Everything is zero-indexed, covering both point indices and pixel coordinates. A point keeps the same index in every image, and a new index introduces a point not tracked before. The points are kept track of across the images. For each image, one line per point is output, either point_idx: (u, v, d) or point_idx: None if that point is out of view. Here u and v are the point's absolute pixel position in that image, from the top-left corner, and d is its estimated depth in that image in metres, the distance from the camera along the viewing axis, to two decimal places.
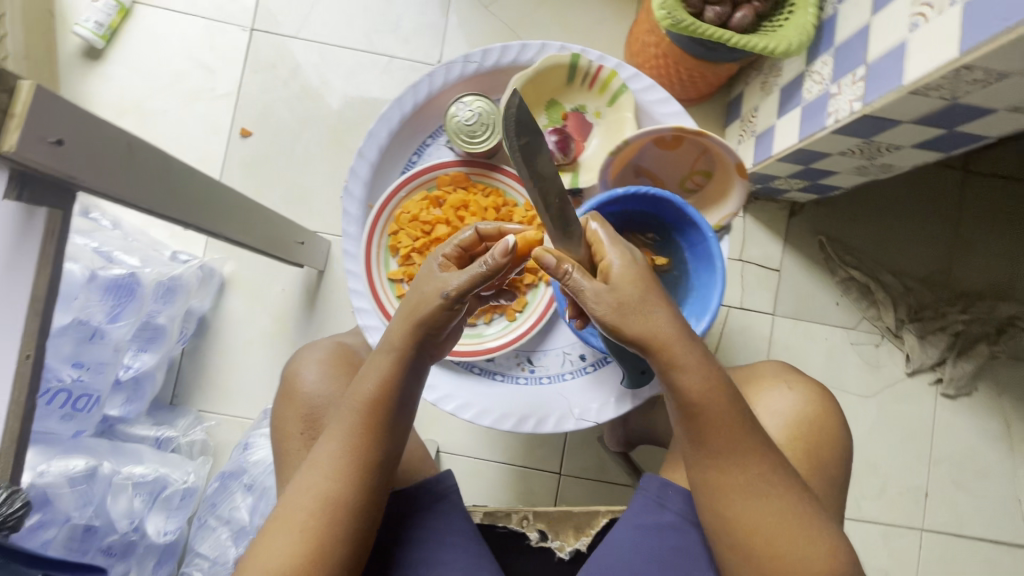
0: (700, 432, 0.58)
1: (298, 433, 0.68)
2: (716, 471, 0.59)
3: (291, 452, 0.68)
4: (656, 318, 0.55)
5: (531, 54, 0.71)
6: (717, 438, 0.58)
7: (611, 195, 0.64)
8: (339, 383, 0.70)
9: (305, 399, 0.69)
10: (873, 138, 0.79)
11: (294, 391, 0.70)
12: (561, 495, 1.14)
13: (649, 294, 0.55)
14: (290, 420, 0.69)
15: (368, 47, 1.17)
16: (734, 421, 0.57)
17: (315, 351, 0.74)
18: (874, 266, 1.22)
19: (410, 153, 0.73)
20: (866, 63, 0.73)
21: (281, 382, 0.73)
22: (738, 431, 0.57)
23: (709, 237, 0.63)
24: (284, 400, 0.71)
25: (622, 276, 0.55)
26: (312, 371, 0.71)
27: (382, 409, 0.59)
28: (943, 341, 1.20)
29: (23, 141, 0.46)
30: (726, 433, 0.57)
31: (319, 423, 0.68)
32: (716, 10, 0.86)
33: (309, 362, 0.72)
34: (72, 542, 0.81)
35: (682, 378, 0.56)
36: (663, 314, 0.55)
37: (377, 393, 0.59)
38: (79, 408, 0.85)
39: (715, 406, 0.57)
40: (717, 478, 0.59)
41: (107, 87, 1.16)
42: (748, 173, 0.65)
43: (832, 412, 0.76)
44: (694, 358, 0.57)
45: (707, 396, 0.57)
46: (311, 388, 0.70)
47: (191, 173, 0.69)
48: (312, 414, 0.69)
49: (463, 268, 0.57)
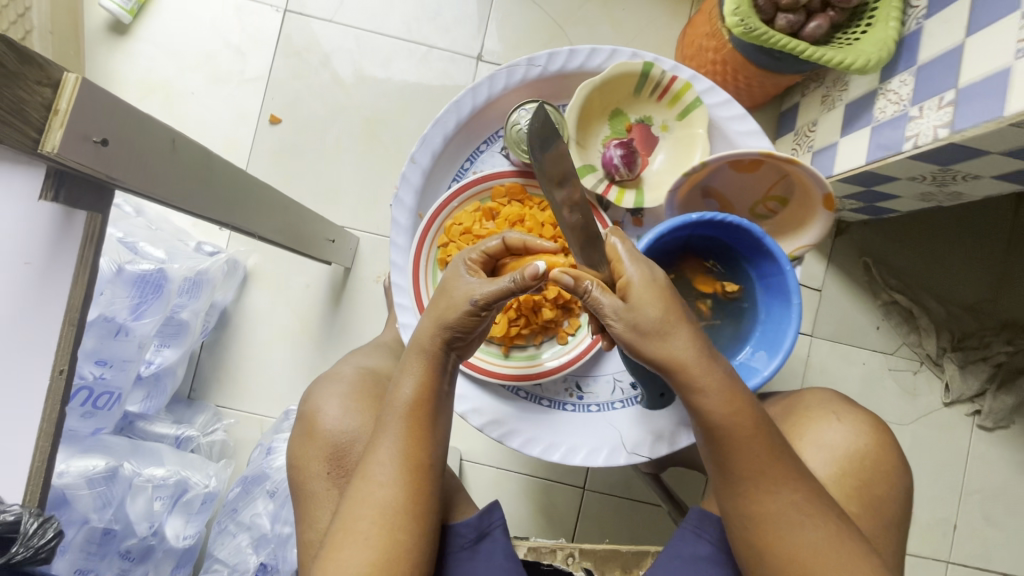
0: (731, 455, 0.54)
1: (326, 473, 0.63)
2: (746, 498, 0.54)
3: (321, 492, 0.63)
4: (671, 338, 0.53)
5: (601, 60, 0.66)
6: (746, 462, 0.53)
7: (686, 219, 0.59)
8: (359, 415, 0.65)
9: (329, 436, 0.64)
10: (951, 166, 0.74)
11: (315, 430, 0.65)
12: (583, 510, 1.10)
13: (670, 314, 0.53)
14: (315, 460, 0.64)
15: (406, 35, 1.11)
16: (764, 442, 0.53)
17: (335, 385, 0.68)
18: (919, 292, 1.16)
19: (463, 161, 0.69)
20: (957, 86, 0.67)
21: (300, 421, 0.67)
22: (773, 452, 0.53)
23: (787, 270, 0.60)
24: (304, 439, 0.65)
25: (642, 293, 0.53)
26: (334, 408, 0.66)
27: (428, 410, 0.56)
28: (984, 371, 1.14)
29: (67, 142, 0.42)
30: (757, 455, 0.53)
31: (348, 460, 0.63)
32: (789, 18, 0.81)
33: (330, 397, 0.67)
34: (90, 544, 0.80)
35: (703, 399, 0.53)
36: (682, 332, 0.53)
37: (419, 395, 0.56)
38: (100, 406, 0.81)
39: (741, 425, 0.53)
40: (752, 506, 0.54)
41: (133, 65, 1.11)
42: (836, 205, 0.61)
43: (889, 446, 0.62)
44: (715, 378, 0.53)
45: (733, 415, 0.53)
46: (332, 426, 0.65)
47: (232, 169, 0.64)
48: (337, 452, 0.64)
49: (493, 280, 0.54)
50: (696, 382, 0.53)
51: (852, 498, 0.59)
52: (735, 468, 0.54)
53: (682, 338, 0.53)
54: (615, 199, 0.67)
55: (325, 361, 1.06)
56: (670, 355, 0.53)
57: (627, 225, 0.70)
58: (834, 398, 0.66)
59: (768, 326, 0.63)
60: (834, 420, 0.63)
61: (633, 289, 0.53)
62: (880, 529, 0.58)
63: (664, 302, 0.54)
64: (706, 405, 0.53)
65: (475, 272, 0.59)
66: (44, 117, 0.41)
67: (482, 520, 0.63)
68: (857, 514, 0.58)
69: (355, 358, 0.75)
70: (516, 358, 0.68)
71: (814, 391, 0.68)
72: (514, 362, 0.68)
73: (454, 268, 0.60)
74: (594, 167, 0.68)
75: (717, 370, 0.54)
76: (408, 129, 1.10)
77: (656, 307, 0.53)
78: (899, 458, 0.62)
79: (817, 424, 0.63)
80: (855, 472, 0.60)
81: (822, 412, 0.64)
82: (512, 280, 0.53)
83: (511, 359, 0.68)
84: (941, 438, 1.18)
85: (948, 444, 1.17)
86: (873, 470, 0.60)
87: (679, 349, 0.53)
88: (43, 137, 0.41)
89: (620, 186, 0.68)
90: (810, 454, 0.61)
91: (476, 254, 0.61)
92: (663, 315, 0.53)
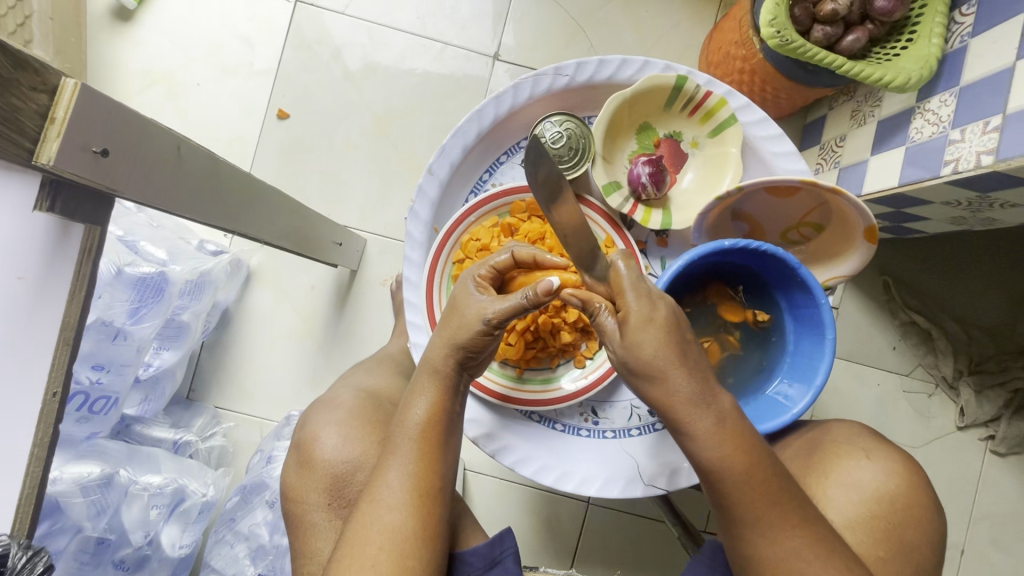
0: (726, 498, 0.49)
1: (326, 504, 0.61)
2: (744, 542, 0.50)
3: (321, 524, 0.60)
4: (669, 378, 0.48)
5: (632, 71, 0.64)
6: (741, 507, 0.49)
7: (718, 246, 0.56)
8: (359, 442, 0.63)
9: (327, 466, 0.62)
10: (991, 194, 0.70)
11: (313, 461, 0.63)
12: (587, 525, 1.02)
13: (666, 353, 0.48)
14: (313, 490, 0.62)
15: (420, 31, 1.07)
16: (767, 485, 0.48)
17: (332, 412, 0.66)
18: (939, 311, 1.04)
19: (482, 172, 0.68)
20: (1004, 112, 0.64)
21: (297, 450, 0.65)
22: (777, 495, 0.48)
23: (822, 303, 0.56)
24: (301, 470, 0.63)
25: (639, 329, 0.48)
26: (331, 437, 0.64)
27: (440, 433, 0.54)
28: (1001, 398, 1.01)
29: (64, 152, 0.39)
30: (758, 499, 0.48)
31: (349, 491, 0.61)
32: (825, 30, 0.77)
33: (327, 425, 0.65)
34: (83, 554, 0.77)
35: (695, 442, 0.49)
36: (680, 373, 0.48)
37: (431, 417, 0.53)
38: (96, 411, 0.78)
39: (739, 469, 0.48)
40: (748, 549, 0.50)
41: (138, 53, 1.07)
42: (878, 238, 0.58)
43: (920, 487, 0.58)
44: (711, 420, 0.48)
45: (732, 458, 0.48)
46: (331, 454, 0.62)
47: (241, 175, 0.61)
48: (337, 483, 0.61)
49: (504, 296, 0.51)
50: (690, 423, 0.48)
51: (880, 541, 0.55)
52: (734, 512, 0.49)
53: (682, 379, 0.48)
54: (641, 219, 0.64)
55: (329, 364, 1.03)
56: (665, 395, 0.49)
57: (651, 244, 0.68)
58: (861, 433, 0.62)
59: (797, 359, 0.61)
60: (863, 459, 0.59)
61: (631, 324, 0.48)
62: None
63: (664, 339, 0.48)
64: (703, 448, 0.49)
65: (485, 289, 0.56)
66: (40, 125, 0.38)
67: (492, 548, 0.60)
68: (883, 558, 0.54)
69: (354, 380, 0.73)
70: (532, 382, 0.66)
71: (842, 423, 0.64)
72: (529, 386, 0.65)
73: (463, 284, 0.56)
74: (619, 184, 0.65)
75: (716, 412, 0.49)
76: (419, 129, 1.06)
77: (657, 346, 0.48)
78: (931, 498, 0.59)
79: (844, 462, 0.59)
80: (886, 518, 0.56)
81: (849, 449, 0.60)
82: (525, 296, 0.50)
83: (526, 382, 0.66)
84: (956, 467, 1.04)
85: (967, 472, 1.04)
86: (903, 514, 0.56)
87: (679, 389, 0.48)
88: (39, 147, 0.38)
89: (646, 205, 0.65)
90: (835, 493, 0.58)
91: (484, 270, 0.57)
92: (658, 354, 0.48)
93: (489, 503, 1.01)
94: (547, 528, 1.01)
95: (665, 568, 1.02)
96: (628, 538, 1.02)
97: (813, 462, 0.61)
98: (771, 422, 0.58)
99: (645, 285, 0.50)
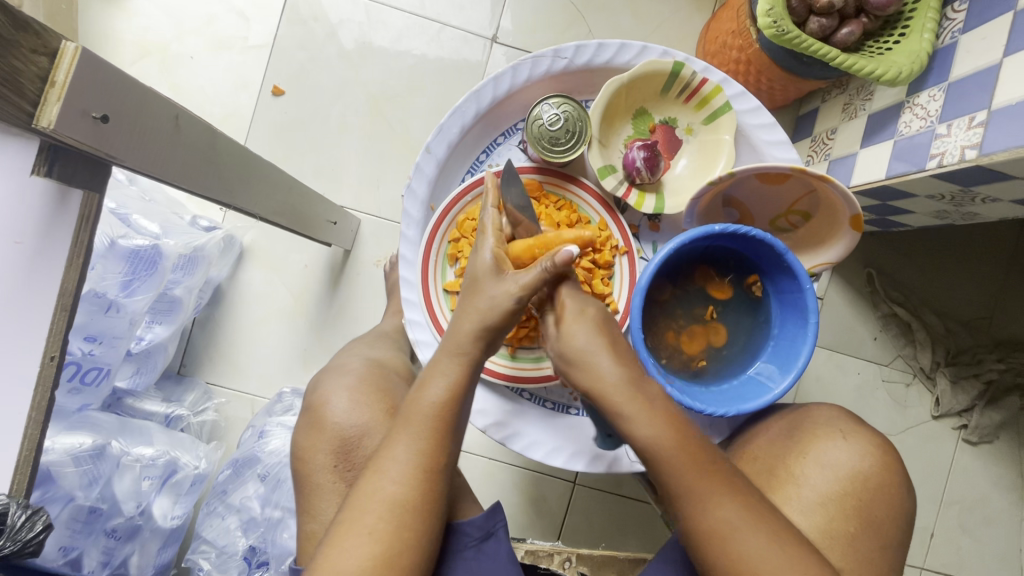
0: (663, 477, 0.52)
1: (332, 466, 0.64)
2: (684, 518, 0.52)
3: (326, 485, 0.63)
4: (597, 363, 0.54)
5: (630, 56, 0.65)
6: (675, 481, 0.52)
7: (708, 230, 0.58)
8: (368, 408, 0.65)
9: (337, 428, 0.64)
10: (973, 188, 0.71)
11: (323, 422, 0.65)
12: (572, 505, 1.04)
13: (598, 340, 0.54)
14: (322, 451, 0.64)
15: (419, 10, 1.06)
16: (699, 459, 0.52)
17: (344, 375, 0.68)
18: (919, 304, 1.07)
19: (479, 153, 0.69)
20: (990, 108, 0.65)
21: (306, 413, 0.67)
22: (706, 468, 0.52)
23: (807, 289, 0.58)
24: (311, 431, 0.65)
25: (573, 323, 0.56)
26: (342, 401, 0.66)
27: (453, 416, 0.54)
28: (975, 388, 1.04)
29: (64, 116, 0.39)
30: (688, 470, 0.51)
31: (355, 455, 0.64)
32: (821, 22, 0.78)
33: (338, 388, 0.67)
34: (75, 522, 0.79)
35: (632, 426, 0.53)
36: (609, 359, 0.54)
37: (446, 399, 0.54)
38: (88, 381, 0.79)
39: (671, 444, 0.52)
40: (689, 527, 0.52)
41: (129, 24, 1.05)
42: (862, 227, 0.60)
43: (897, 468, 0.61)
44: (640, 401, 0.53)
45: (663, 435, 0.52)
46: (342, 418, 0.65)
47: (235, 147, 0.60)
48: (345, 446, 0.64)
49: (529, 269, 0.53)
50: (626, 405, 0.53)
51: (850, 517, 0.58)
52: (666, 483, 0.52)
53: (610, 363, 0.54)
54: (635, 203, 0.65)
55: (320, 343, 1.04)
56: (598, 383, 0.54)
57: (643, 229, 0.69)
58: (840, 415, 0.64)
59: (781, 342, 0.63)
60: (839, 439, 0.61)
61: (565, 319, 0.56)
62: (879, 555, 0.57)
63: (594, 331, 0.55)
64: (638, 428, 0.53)
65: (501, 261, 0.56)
66: (40, 89, 0.38)
67: (488, 519, 0.62)
68: (851, 533, 0.57)
69: (358, 349, 0.75)
70: (525, 360, 0.67)
71: (820, 406, 0.66)
72: (523, 364, 0.66)
73: (481, 258, 0.57)
74: (615, 168, 0.66)
75: (644, 393, 0.53)
76: (415, 109, 1.06)
77: (588, 335, 0.55)
78: (905, 481, 0.61)
79: (822, 443, 0.61)
80: (858, 496, 0.59)
81: (827, 430, 0.62)
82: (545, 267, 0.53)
83: (519, 361, 0.67)
84: (930, 455, 1.08)
85: (940, 461, 1.07)
86: (876, 494, 0.59)
87: (608, 374, 0.54)
88: (39, 110, 0.38)
89: (640, 189, 0.66)
90: (811, 471, 0.60)
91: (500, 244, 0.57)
92: (588, 343, 0.54)
93: (478, 482, 1.03)
94: (534, 505, 1.04)
95: (648, 545, 1.05)
96: (610, 520, 1.04)
97: (793, 447, 0.62)
98: (754, 401, 0.60)
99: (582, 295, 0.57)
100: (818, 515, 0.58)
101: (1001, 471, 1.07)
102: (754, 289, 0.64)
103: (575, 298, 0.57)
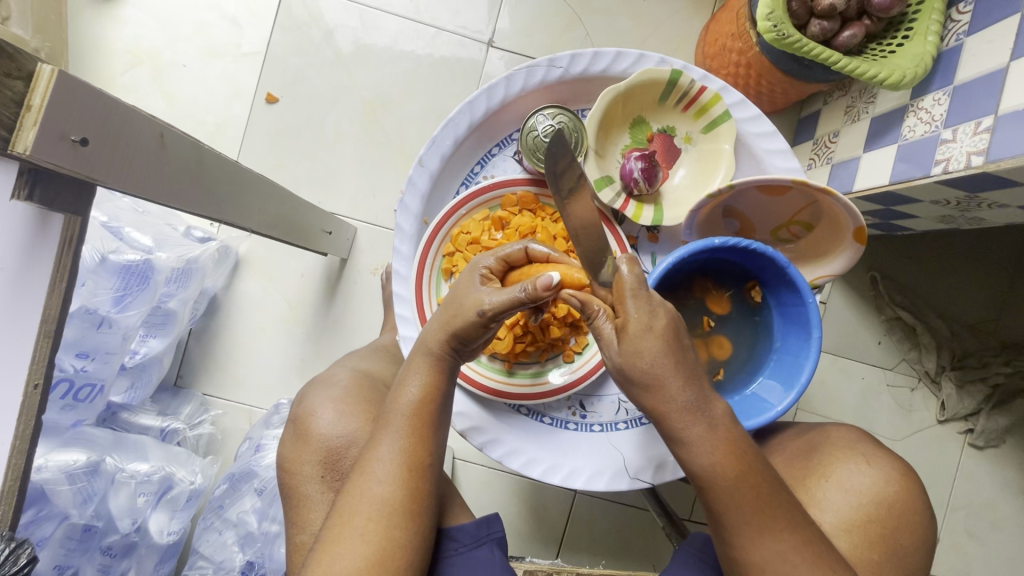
0: (715, 506, 0.49)
1: (319, 477, 0.63)
2: (731, 545, 0.50)
3: (314, 495, 0.62)
4: (664, 384, 0.47)
5: (626, 65, 0.63)
6: (726, 513, 0.48)
7: (708, 243, 0.56)
8: (353, 419, 0.64)
9: (322, 440, 0.64)
10: (978, 195, 0.70)
11: (309, 434, 0.65)
12: (573, 515, 1.03)
13: (665, 361, 0.47)
14: (308, 463, 0.64)
15: (414, 15, 1.05)
16: (761, 497, 0.47)
17: (329, 391, 0.68)
18: (924, 308, 1.05)
19: (473, 164, 0.67)
20: (996, 113, 0.64)
21: (293, 425, 0.67)
22: (764, 509, 0.48)
23: (809, 303, 0.57)
24: (298, 443, 0.65)
25: (638, 338, 0.46)
26: (328, 413, 0.65)
27: (434, 411, 0.54)
28: (982, 393, 1.02)
29: (41, 142, 0.38)
30: (744, 509, 0.48)
31: (341, 464, 0.63)
32: (822, 25, 0.76)
33: (323, 402, 0.67)
34: (69, 541, 0.77)
35: (687, 449, 0.48)
36: (678, 383, 0.47)
37: (424, 397, 0.54)
38: (81, 399, 0.77)
39: (728, 480, 0.47)
40: (732, 554, 0.50)
41: (122, 32, 1.04)
42: (866, 240, 0.59)
43: (918, 493, 0.60)
44: (704, 428, 0.47)
45: (724, 466, 0.47)
46: (326, 430, 0.64)
47: (225, 161, 0.59)
48: (331, 456, 0.63)
49: (503, 288, 0.50)
50: (686, 431, 0.48)
51: (874, 545, 0.56)
52: (717, 512, 0.49)
53: (678, 389, 0.47)
54: (632, 215, 0.64)
55: (317, 352, 1.03)
56: (660, 403, 0.48)
57: (642, 240, 0.68)
58: (860, 438, 0.63)
59: (784, 356, 0.61)
60: (863, 463, 0.60)
61: (629, 333, 0.47)
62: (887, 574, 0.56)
63: (662, 350, 0.47)
64: (696, 455, 0.48)
65: (490, 282, 0.54)
66: (15, 113, 0.37)
67: (479, 528, 0.62)
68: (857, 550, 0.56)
69: (349, 362, 0.75)
70: (520, 376, 0.66)
71: (840, 427, 0.66)
72: (518, 379, 0.66)
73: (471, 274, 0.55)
74: (611, 179, 0.64)
75: (709, 419, 0.48)
76: (410, 115, 1.04)
77: (654, 356, 0.47)
78: (915, 498, 0.59)
79: (843, 465, 0.60)
80: (864, 510, 0.57)
81: (849, 452, 0.61)
82: (524, 290, 0.50)
83: (515, 376, 0.66)
84: (936, 460, 1.06)
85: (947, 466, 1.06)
86: (898, 519, 0.57)
87: (674, 398, 0.47)
88: (14, 137, 0.37)
89: (638, 201, 0.65)
90: (832, 494, 0.58)
91: (495, 261, 0.56)
92: (657, 364, 0.47)
93: (476, 492, 1.02)
94: (534, 515, 1.02)
95: (650, 554, 1.04)
96: (612, 529, 1.03)
97: (810, 469, 0.61)
98: (756, 419, 0.58)
99: (647, 291, 0.48)
100: (843, 540, 0.56)
101: (1008, 475, 1.05)
102: (750, 296, 0.64)
103: (643, 299, 0.47)
